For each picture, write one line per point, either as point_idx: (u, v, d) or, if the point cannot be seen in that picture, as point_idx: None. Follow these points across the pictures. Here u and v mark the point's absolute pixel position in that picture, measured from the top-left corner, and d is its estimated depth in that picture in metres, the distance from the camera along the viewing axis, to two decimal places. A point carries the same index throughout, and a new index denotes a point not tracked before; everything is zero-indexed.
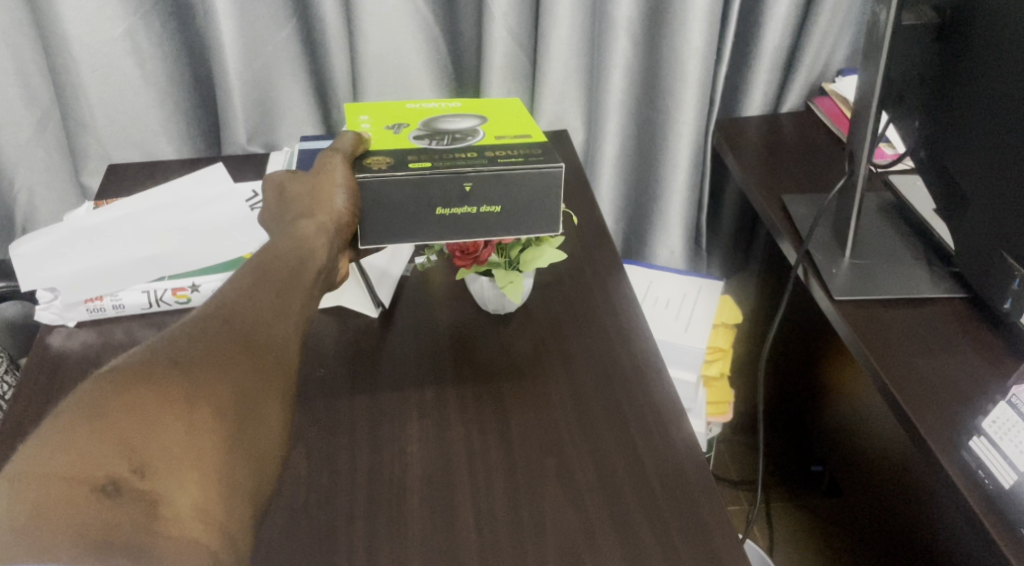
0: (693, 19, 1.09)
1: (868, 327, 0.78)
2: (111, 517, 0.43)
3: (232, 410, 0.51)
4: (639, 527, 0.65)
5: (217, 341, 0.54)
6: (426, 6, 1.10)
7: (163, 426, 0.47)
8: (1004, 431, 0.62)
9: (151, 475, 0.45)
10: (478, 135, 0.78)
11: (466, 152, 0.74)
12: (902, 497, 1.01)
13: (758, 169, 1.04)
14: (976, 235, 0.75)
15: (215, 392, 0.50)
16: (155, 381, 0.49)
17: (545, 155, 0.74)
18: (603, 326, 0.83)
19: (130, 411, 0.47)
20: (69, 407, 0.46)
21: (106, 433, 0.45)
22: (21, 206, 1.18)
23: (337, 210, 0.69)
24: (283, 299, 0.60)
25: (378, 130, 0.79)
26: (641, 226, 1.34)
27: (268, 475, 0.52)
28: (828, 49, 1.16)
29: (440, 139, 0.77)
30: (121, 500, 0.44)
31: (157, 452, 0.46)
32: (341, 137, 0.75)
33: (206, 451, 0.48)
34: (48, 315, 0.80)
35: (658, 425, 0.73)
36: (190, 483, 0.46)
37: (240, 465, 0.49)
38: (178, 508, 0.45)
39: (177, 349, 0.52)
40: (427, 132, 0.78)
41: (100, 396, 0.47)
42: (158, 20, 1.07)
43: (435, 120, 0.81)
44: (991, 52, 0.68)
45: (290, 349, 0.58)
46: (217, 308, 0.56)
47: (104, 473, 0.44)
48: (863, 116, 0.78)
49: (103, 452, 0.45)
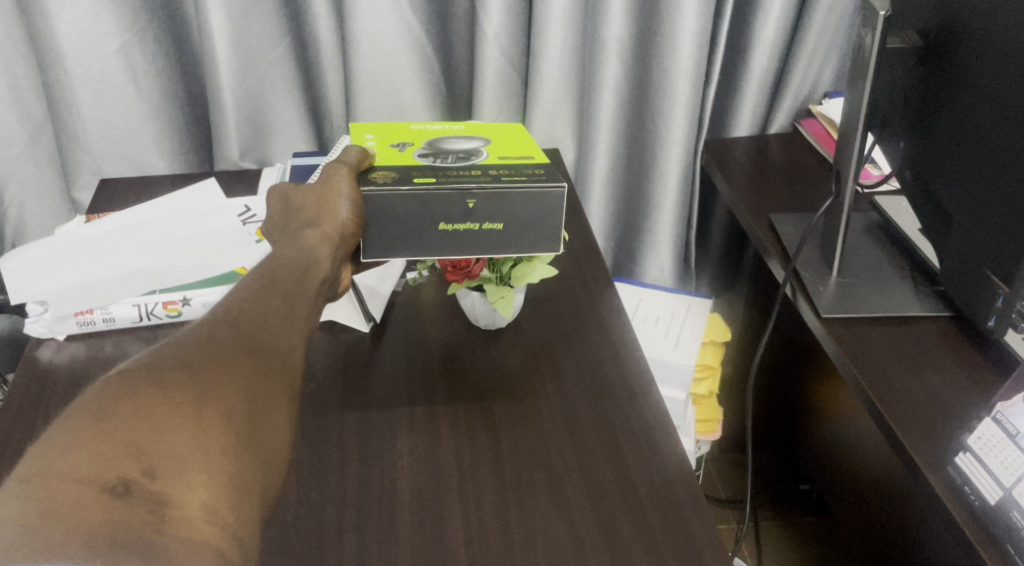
0: (682, 41, 1.11)
1: (853, 344, 0.79)
2: (119, 519, 0.43)
3: (240, 412, 0.51)
4: (627, 539, 0.65)
5: (224, 344, 0.54)
6: (420, 25, 1.11)
7: (171, 430, 0.47)
8: (988, 448, 0.63)
9: (159, 476, 0.45)
10: (482, 156, 0.79)
11: (470, 172, 0.75)
12: (890, 519, 1.01)
13: (747, 188, 1.05)
14: (958, 253, 0.76)
15: (224, 395, 0.50)
16: (164, 384, 0.49)
17: (547, 176, 0.75)
18: (594, 342, 0.84)
19: (140, 412, 0.47)
20: (80, 409, 0.46)
21: (116, 436, 0.46)
22: (12, 220, 1.18)
23: (341, 219, 0.70)
24: (289, 308, 0.60)
25: (383, 148, 0.80)
26: (632, 245, 1.35)
27: (275, 482, 0.52)
28: (815, 72, 1.18)
29: (444, 157, 0.78)
30: (131, 500, 0.44)
31: (167, 454, 0.46)
32: (348, 149, 0.76)
33: (214, 454, 0.48)
34: (37, 328, 0.80)
35: (647, 440, 0.73)
36: (199, 484, 0.46)
37: (248, 466, 0.49)
38: (186, 508, 0.45)
39: (187, 352, 0.52)
40: (431, 151, 0.79)
41: (110, 398, 0.47)
42: (154, 37, 1.08)
43: (439, 140, 0.81)
44: (974, 76, 0.70)
45: (296, 354, 0.58)
46: (223, 315, 0.57)
47: (113, 473, 0.44)
48: (849, 138, 0.80)
49: (112, 453, 0.45)
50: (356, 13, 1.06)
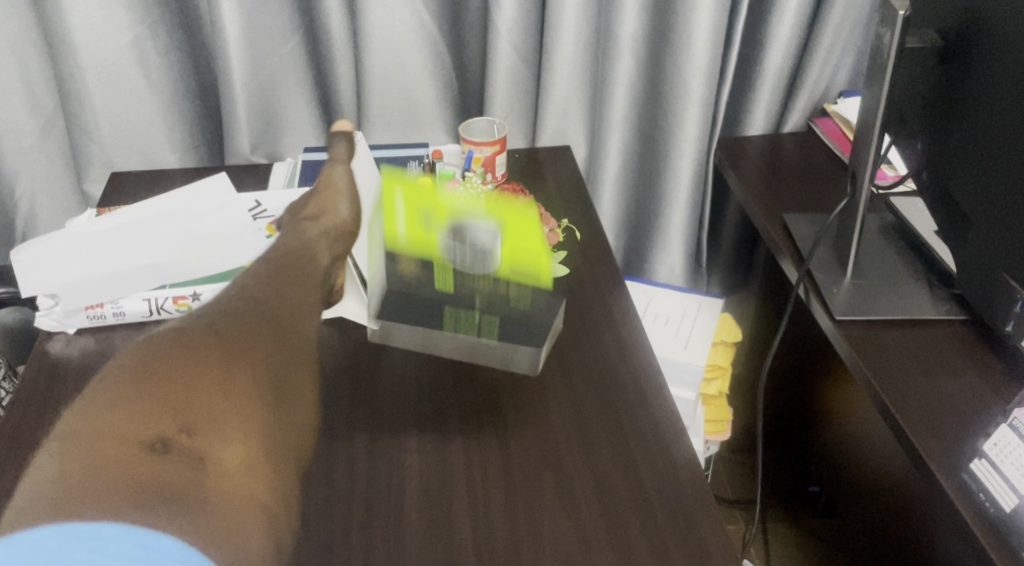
0: (697, 38, 1.10)
1: (867, 347, 0.79)
2: (159, 475, 0.43)
3: (271, 375, 0.50)
4: (636, 541, 0.64)
5: (249, 310, 0.53)
6: (432, 20, 1.10)
7: (204, 390, 0.46)
8: (1004, 454, 0.62)
9: (196, 434, 0.45)
10: (500, 236, 0.75)
11: (470, 254, 0.74)
12: (902, 521, 1.00)
13: (760, 188, 1.04)
14: (977, 256, 0.75)
15: (255, 358, 0.50)
16: (191, 344, 0.48)
17: (538, 311, 0.81)
18: (604, 342, 0.83)
19: (172, 373, 0.46)
20: (110, 378, 0.46)
21: (151, 397, 0.45)
22: (22, 213, 1.18)
23: (342, 216, 0.71)
24: (304, 284, 0.60)
25: (411, 223, 0.76)
26: (643, 243, 1.34)
27: (303, 449, 0.52)
28: (831, 71, 1.17)
29: (462, 250, 0.78)
30: (170, 457, 0.44)
31: (204, 412, 0.46)
32: (336, 145, 0.79)
33: (250, 412, 0.47)
34: (47, 321, 0.80)
35: (657, 440, 0.73)
36: (236, 441, 0.46)
37: (281, 427, 0.49)
38: (224, 464, 0.45)
39: (213, 318, 0.51)
40: (456, 243, 0.77)
41: (140, 363, 0.46)
42: (165, 31, 1.07)
43: (465, 223, 0.76)
44: (994, 79, 0.69)
45: (312, 330, 0.57)
46: (238, 286, 0.55)
47: (153, 432, 0.44)
48: (866, 138, 0.79)
49: (146, 415, 0.44)
50: (368, 8, 1.06)
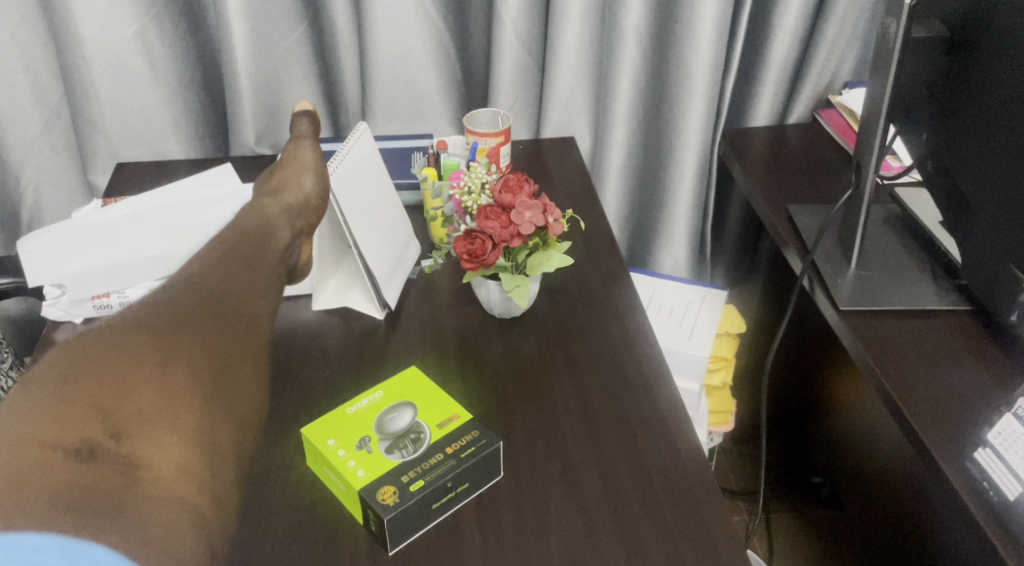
0: (702, 29, 1.10)
1: (871, 337, 0.79)
2: (88, 478, 0.43)
3: (207, 372, 0.51)
4: (641, 529, 0.65)
5: (183, 307, 0.54)
6: (437, 11, 1.10)
7: (139, 391, 0.47)
8: (1010, 443, 0.62)
9: (125, 438, 0.45)
10: (412, 410, 0.69)
11: (419, 472, 0.64)
12: (906, 512, 1.00)
13: (765, 179, 1.04)
14: (982, 246, 0.75)
15: (187, 357, 0.51)
16: (128, 345, 0.49)
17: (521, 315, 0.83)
18: (609, 332, 0.83)
19: (102, 377, 0.47)
20: (39, 377, 0.46)
21: (79, 400, 0.45)
22: (27, 204, 1.18)
23: (304, 190, 0.75)
24: (252, 271, 0.61)
25: (358, 457, 0.65)
26: (648, 236, 1.34)
27: (251, 434, 0.53)
28: (836, 61, 1.17)
29: (404, 446, 0.66)
30: (99, 462, 0.44)
31: (132, 415, 0.46)
32: (298, 124, 0.87)
33: (183, 415, 0.48)
34: (54, 311, 0.83)
35: (662, 430, 0.73)
36: (169, 445, 0.47)
37: (217, 426, 0.50)
38: (158, 469, 0.46)
39: (148, 316, 0.52)
40: (393, 438, 0.66)
41: (69, 366, 0.47)
42: (169, 22, 1.08)
43: (386, 424, 0.68)
44: (999, 68, 0.69)
45: (261, 321, 0.58)
46: (181, 279, 0.56)
47: (78, 438, 0.44)
48: (871, 129, 0.79)
49: (75, 418, 0.45)
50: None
